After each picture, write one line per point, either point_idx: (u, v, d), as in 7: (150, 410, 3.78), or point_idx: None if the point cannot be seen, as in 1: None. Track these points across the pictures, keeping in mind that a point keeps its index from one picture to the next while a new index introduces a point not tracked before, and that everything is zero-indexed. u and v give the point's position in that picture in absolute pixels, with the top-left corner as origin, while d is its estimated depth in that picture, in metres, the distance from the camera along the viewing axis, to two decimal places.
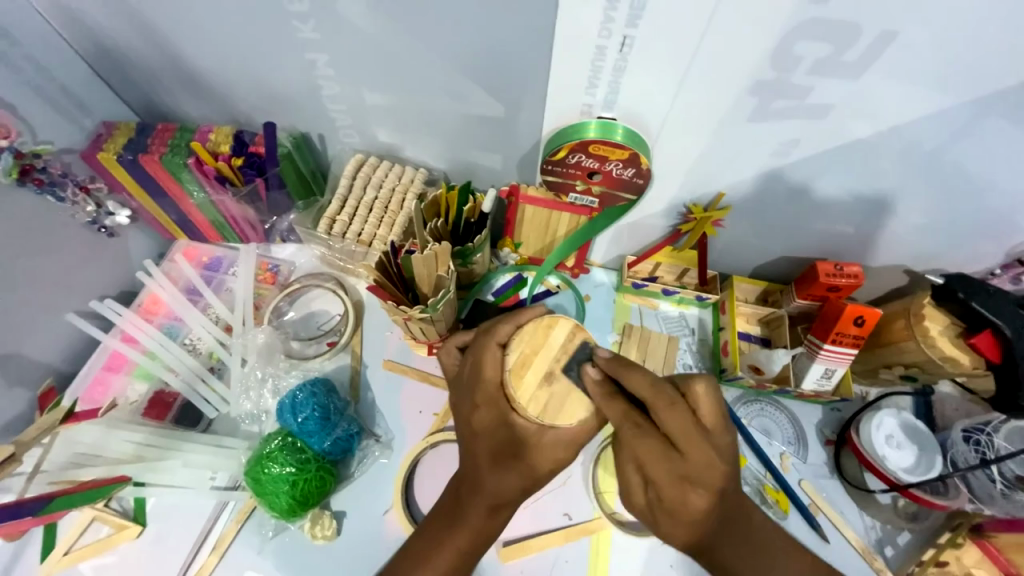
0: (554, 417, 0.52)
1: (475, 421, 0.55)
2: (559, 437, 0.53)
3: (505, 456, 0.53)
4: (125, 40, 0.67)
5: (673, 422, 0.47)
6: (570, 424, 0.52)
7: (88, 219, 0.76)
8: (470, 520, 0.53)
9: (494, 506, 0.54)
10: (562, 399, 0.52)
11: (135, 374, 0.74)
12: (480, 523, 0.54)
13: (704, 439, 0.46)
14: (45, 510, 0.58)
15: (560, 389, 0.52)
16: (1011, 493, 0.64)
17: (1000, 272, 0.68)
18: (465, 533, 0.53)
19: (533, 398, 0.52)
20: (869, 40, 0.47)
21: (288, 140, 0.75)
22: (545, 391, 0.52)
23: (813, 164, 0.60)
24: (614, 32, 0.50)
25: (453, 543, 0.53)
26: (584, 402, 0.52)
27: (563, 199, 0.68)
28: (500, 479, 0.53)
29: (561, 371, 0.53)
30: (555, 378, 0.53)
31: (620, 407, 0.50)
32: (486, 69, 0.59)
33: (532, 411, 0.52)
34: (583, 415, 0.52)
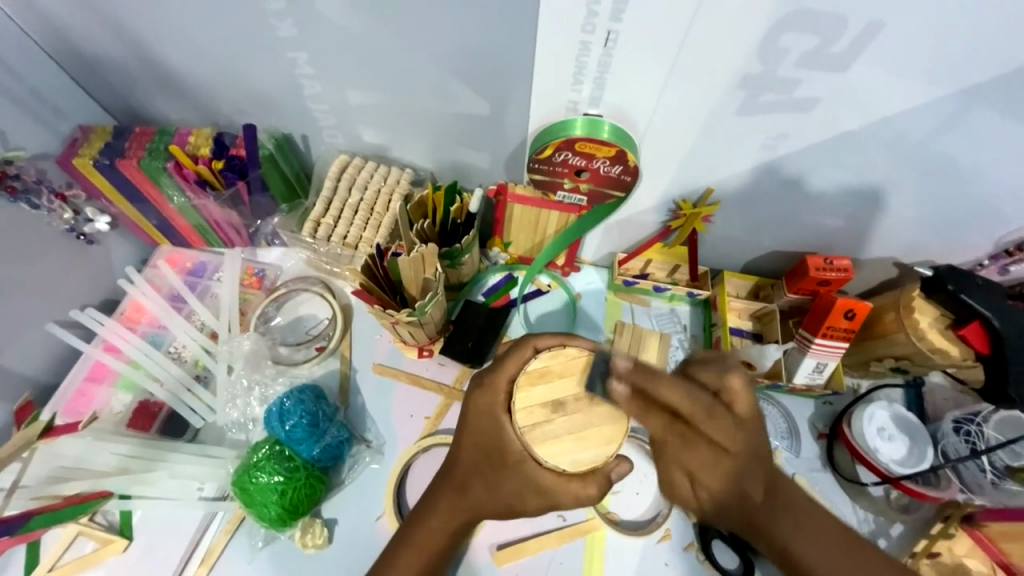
0: (538, 443, 0.47)
1: (467, 420, 0.53)
2: (533, 476, 0.48)
3: (479, 469, 0.53)
4: (98, 41, 0.65)
5: (715, 422, 0.50)
6: (547, 467, 0.47)
7: (66, 226, 0.74)
8: (434, 521, 0.55)
9: (453, 515, 0.55)
10: (559, 433, 0.48)
11: (119, 384, 0.73)
12: (440, 527, 0.55)
13: (743, 425, 0.52)
14: (26, 527, 0.58)
15: (562, 424, 0.48)
16: (1000, 483, 0.64)
17: (988, 263, 0.68)
18: (425, 535, 0.55)
19: (530, 410, 0.48)
20: (855, 32, 0.46)
21: (270, 142, 0.73)
22: (546, 413, 0.48)
23: (801, 158, 0.59)
24: (598, 26, 0.49)
25: (414, 542, 0.55)
26: (588, 445, 0.47)
27: (552, 198, 0.67)
28: (469, 485, 0.54)
29: (574, 405, 0.48)
30: (563, 409, 0.48)
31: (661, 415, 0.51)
32: (471, 66, 0.58)
33: (523, 427, 0.48)
34: (573, 457, 0.47)
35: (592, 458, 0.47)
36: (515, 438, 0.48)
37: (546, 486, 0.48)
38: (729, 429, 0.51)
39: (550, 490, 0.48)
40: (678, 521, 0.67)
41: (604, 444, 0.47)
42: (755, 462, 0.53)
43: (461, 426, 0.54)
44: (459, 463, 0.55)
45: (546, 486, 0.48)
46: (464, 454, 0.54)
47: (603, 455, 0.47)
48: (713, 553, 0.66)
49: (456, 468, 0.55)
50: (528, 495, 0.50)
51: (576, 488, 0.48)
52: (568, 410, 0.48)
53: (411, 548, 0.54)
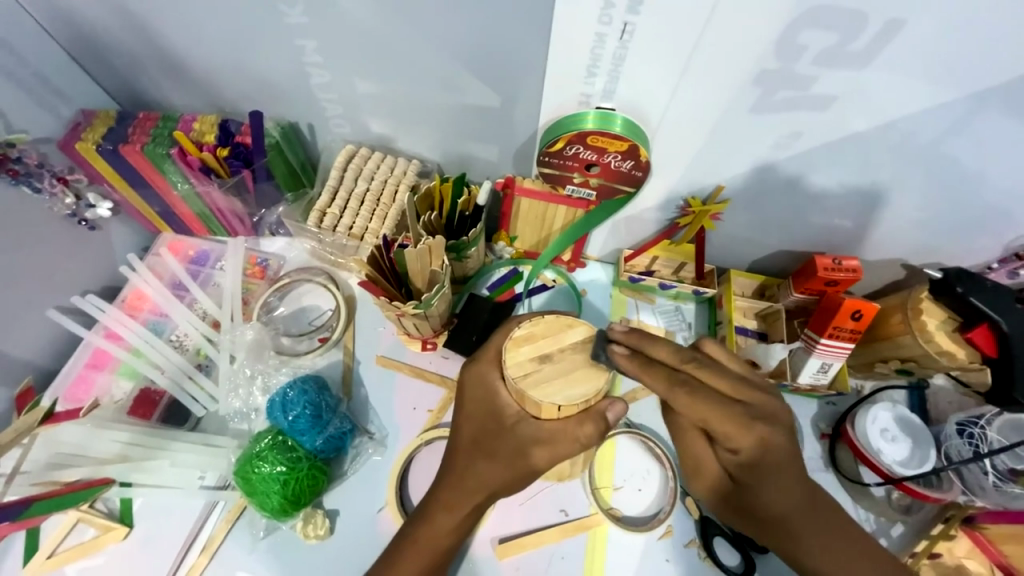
0: (531, 387, 0.47)
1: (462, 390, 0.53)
2: (529, 431, 0.49)
3: (477, 444, 0.54)
4: (102, 23, 0.64)
5: (738, 400, 0.49)
6: (541, 412, 0.47)
7: (67, 212, 0.73)
8: (436, 520, 0.54)
9: (456, 503, 0.54)
10: (550, 378, 0.47)
11: (120, 371, 0.72)
12: (444, 521, 0.54)
13: (771, 409, 0.50)
14: (23, 514, 0.57)
15: (550, 370, 0.47)
16: (1002, 486, 0.64)
17: (997, 267, 0.68)
18: (429, 529, 0.54)
19: (520, 363, 0.48)
20: (875, 30, 0.45)
21: (276, 130, 0.72)
22: (534, 364, 0.48)
23: (814, 157, 0.59)
24: (614, 18, 0.48)
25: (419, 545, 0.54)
26: (578, 383, 0.47)
27: (560, 192, 0.67)
28: (471, 467, 0.54)
29: (560, 355, 0.48)
30: (550, 358, 0.48)
31: (671, 377, 0.48)
32: (482, 57, 0.57)
33: (513, 375, 0.47)
34: (565, 395, 0.47)
35: (583, 394, 0.47)
36: (507, 394, 0.49)
37: (545, 434, 0.48)
38: (742, 418, 0.48)
39: (551, 438, 0.49)
40: (680, 518, 0.67)
41: (595, 379, 0.47)
42: (783, 448, 0.50)
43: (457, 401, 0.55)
44: (458, 444, 0.55)
45: (547, 434, 0.48)
46: (464, 428, 0.54)
47: (594, 390, 0.47)
48: (715, 550, 0.66)
49: (455, 455, 0.55)
50: (531, 456, 0.50)
51: (574, 429, 0.48)
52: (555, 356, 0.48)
53: (413, 549, 0.54)
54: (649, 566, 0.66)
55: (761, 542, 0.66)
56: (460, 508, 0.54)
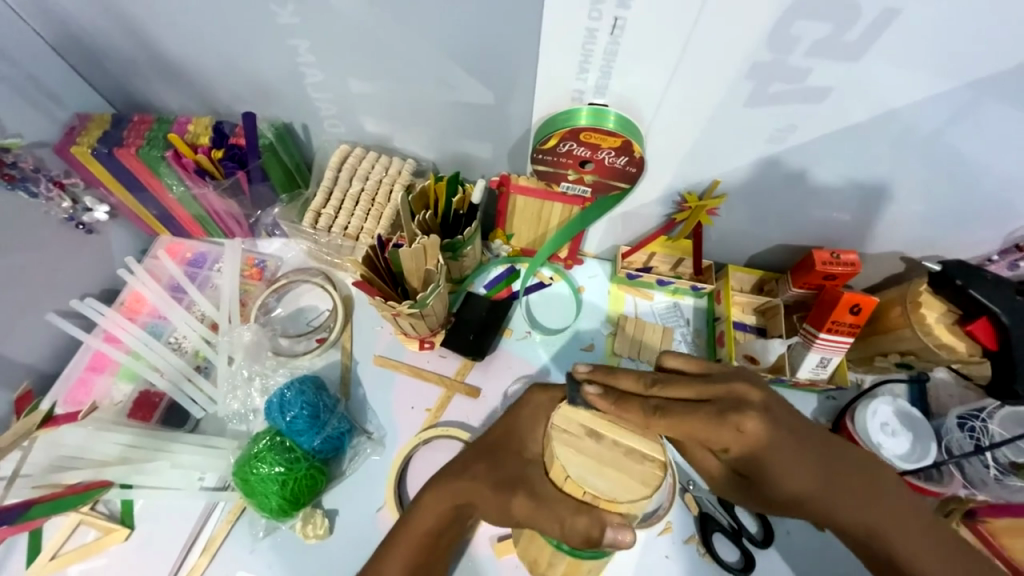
0: (561, 446, 0.46)
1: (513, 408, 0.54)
2: (532, 476, 0.48)
3: (493, 452, 0.53)
4: (96, 27, 0.64)
5: (702, 400, 0.49)
6: (554, 470, 0.46)
7: (65, 215, 0.73)
8: (414, 518, 0.54)
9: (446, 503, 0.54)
10: (582, 453, 0.46)
11: (119, 374, 0.73)
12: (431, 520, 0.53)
13: (735, 391, 0.49)
14: (24, 517, 0.57)
15: (591, 449, 0.46)
16: (1004, 479, 0.63)
17: (997, 259, 0.67)
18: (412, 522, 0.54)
19: (570, 420, 0.47)
20: (870, 19, 0.45)
21: (270, 131, 0.72)
22: (578, 432, 0.46)
23: (809, 151, 0.58)
24: (605, 13, 0.47)
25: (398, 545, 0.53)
26: (605, 478, 0.44)
27: (555, 189, 0.66)
28: (472, 467, 0.54)
29: (609, 444, 0.46)
30: (598, 435, 0.46)
31: (642, 405, 0.47)
32: (474, 53, 0.57)
33: (554, 433, 0.46)
34: (585, 476, 0.45)
35: (597, 489, 0.44)
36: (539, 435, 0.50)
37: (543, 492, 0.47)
38: (712, 414, 0.48)
39: (541, 500, 0.47)
40: (679, 513, 0.67)
41: (621, 491, 0.44)
42: (766, 436, 0.47)
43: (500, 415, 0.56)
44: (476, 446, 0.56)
45: (541, 494, 0.47)
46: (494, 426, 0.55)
47: (609, 495, 0.44)
48: (714, 546, 0.66)
49: (468, 450, 0.56)
50: (513, 498, 0.49)
51: (566, 512, 0.45)
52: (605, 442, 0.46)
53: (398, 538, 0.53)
54: (647, 561, 0.66)
55: (760, 538, 0.66)
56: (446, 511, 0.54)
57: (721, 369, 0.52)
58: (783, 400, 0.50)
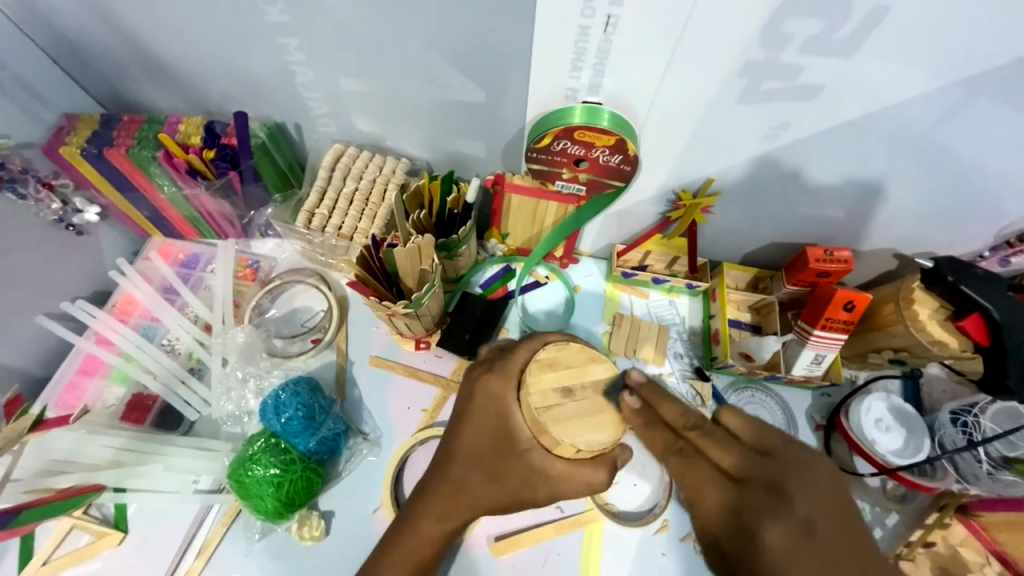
0: (552, 423, 0.45)
1: (471, 401, 0.51)
2: (540, 462, 0.47)
3: (479, 457, 0.52)
4: (83, 26, 0.63)
5: (733, 476, 0.44)
6: (563, 451, 0.45)
7: (54, 217, 0.72)
8: (422, 527, 0.54)
9: (447, 515, 0.54)
10: (573, 418, 0.45)
11: (112, 376, 0.72)
12: (433, 533, 0.54)
13: (784, 477, 0.43)
14: (15, 522, 0.57)
15: (573, 408, 0.45)
16: (997, 474, 0.64)
17: (988, 255, 0.68)
18: (416, 539, 0.54)
19: (544, 392, 0.46)
20: (861, 17, 0.45)
21: (262, 130, 0.72)
22: (557, 399, 0.46)
23: (800, 149, 0.58)
24: (598, 11, 0.47)
25: (404, 547, 0.54)
26: (598, 428, 0.45)
27: (550, 188, 0.66)
28: (468, 479, 0.53)
29: (582, 393, 0.46)
30: (573, 395, 0.46)
31: (670, 443, 0.47)
32: (467, 52, 0.57)
33: (530, 403, 0.46)
34: (588, 439, 0.45)
35: (596, 441, 0.45)
36: (521, 419, 0.47)
37: (555, 473, 0.47)
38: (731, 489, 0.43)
39: (560, 477, 0.47)
40: (676, 511, 0.68)
41: (616, 427, 0.45)
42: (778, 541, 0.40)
43: (460, 414, 0.53)
44: (456, 458, 0.53)
45: (555, 472, 0.47)
46: (467, 439, 0.52)
47: (611, 440, 0.45)
48: None
49: (454, 463, 0.53)
50: (537, 488, 0.49)
51: (586, 473, 0.47)
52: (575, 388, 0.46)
53: (394, 558, 0.53)
54: (644, 559, 0.66)
55: None
56: (451, 520, 0.54)
57: (785, 448, 0.44)
58: (839, 524, 0.40)
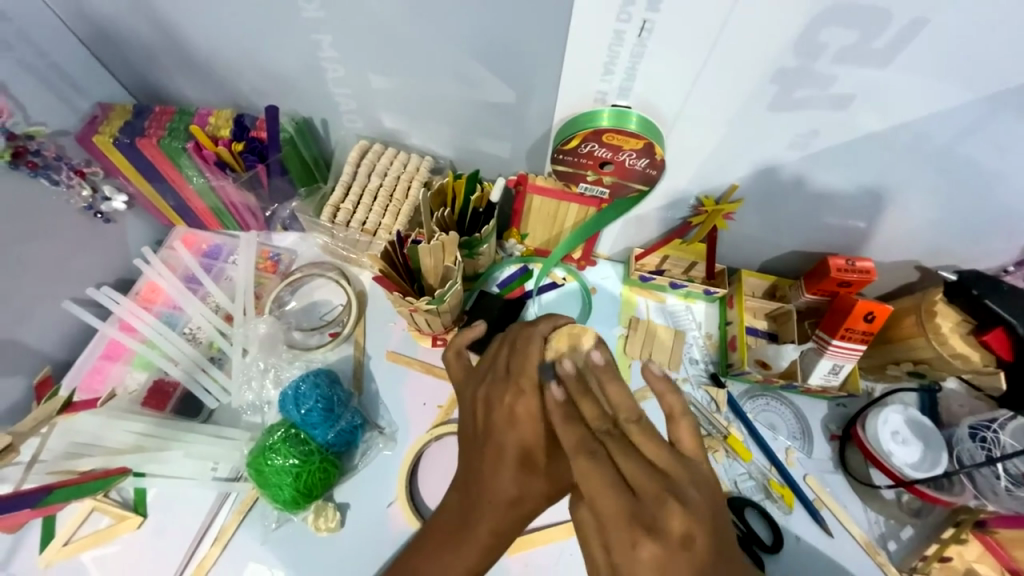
0: None
1: (509, 424, 0.48)
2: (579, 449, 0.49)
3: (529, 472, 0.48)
4: (122, 19, 0.65)
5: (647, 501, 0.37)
6: None
7: (84, 204, 0.73)
8: (477, 536, 0.50)
9: (504, 527, 0.50)
10: None
11: (134, 362, 0.73)
12: (490, 540, 0.50)
13: (670, 492, 0.37)
14: (44, 502, 0.56)
15: None
16: (1016, 490, 0.64)
17: (1013, 270, 0.67)
18: (471, 547, 0.50)
19: None
20: (899, 28, 0.45)
21: (290, 125, 0.73)
22: None
23: (831, 157, 0.58)
24: (633, 15, 0.48)
25: (460, 558, 0.50)
26: None
27: (573, 189, 0.67)
28: (523, 493, 0.48)
29: None
30: None
31: (583, 442, 0.41)
32: (498, 54, 0.57)
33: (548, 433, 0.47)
34: None
35: None
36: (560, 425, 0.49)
37: None
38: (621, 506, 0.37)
39: None
40: None
41: None
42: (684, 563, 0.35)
43: (495, 434, 0.49)
44: (503, 471, 0.49)
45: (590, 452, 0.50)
46: (508, 451, 0.48)
47: None
48: None
49: (501, 470, 0.49)
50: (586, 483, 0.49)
51: None
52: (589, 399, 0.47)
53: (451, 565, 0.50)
54: None
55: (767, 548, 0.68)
56: (509, 532, 0.50)
57: (683, 471, 0.39)
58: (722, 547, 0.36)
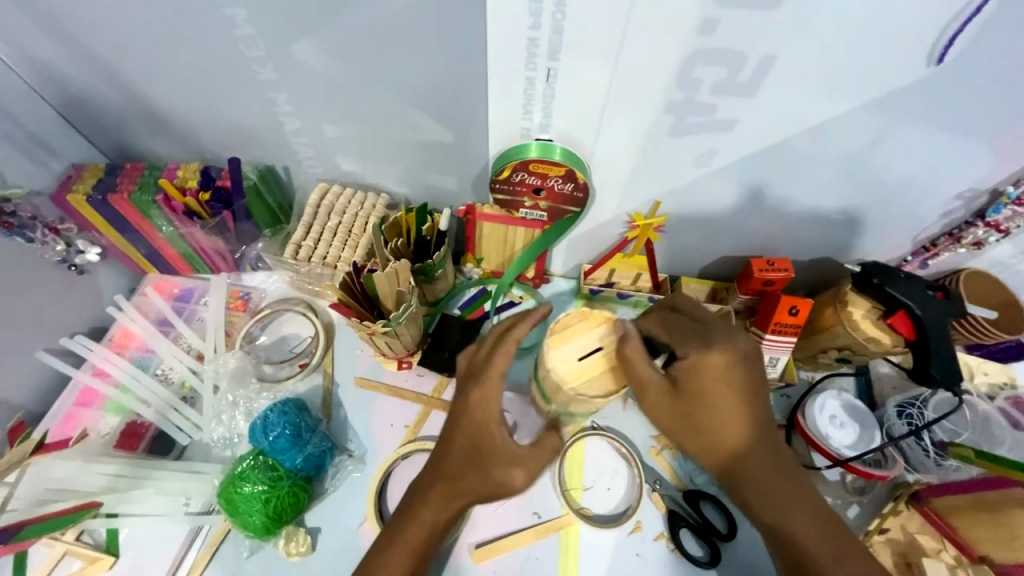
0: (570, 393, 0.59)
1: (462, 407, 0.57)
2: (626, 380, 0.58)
3: (470, 458, 0.57)
4: (92, 88, 0.71)
5: (726, 398, 0.58)
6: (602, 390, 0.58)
7: (58, 258, 0.77)
8: (425, 517, 0.58)
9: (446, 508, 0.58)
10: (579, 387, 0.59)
11: (107, 407, 0.76)
12: (432, 521, 0.58)
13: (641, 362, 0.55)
14: (15, 537, 0.61)
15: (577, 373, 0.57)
16: (942, 461, 0.70)
17: (911, 259, 0.77)
18: (417, 529, 0.58)
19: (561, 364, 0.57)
20: (754, 64, 0.53)
21: (254, 173, 0.79)
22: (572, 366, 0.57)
23: (731, 171, 0.66)
24: (539, 65, 0.56)
25: (403, 539, 0.58)
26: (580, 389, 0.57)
27: (516, 215, 0.73)
28: (456, 474, 0.57)
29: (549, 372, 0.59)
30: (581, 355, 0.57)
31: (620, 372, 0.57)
32: (432, 101, 0.65)
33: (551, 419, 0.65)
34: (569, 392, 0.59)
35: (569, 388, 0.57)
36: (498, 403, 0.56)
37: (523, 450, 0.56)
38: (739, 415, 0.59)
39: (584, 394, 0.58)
40: (647, 512, 0.71)
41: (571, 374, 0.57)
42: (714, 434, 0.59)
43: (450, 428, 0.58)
44: (450, 455, 0.58)
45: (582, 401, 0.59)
46: (457, 438, 0.57)
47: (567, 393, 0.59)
48: (681, 541, 0.70)
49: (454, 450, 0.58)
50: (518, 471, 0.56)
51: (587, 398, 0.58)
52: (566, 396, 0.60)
53: (400, 547, 0.57)
54: (620, 560, 0.69)
55: (706, 561, 0.69)
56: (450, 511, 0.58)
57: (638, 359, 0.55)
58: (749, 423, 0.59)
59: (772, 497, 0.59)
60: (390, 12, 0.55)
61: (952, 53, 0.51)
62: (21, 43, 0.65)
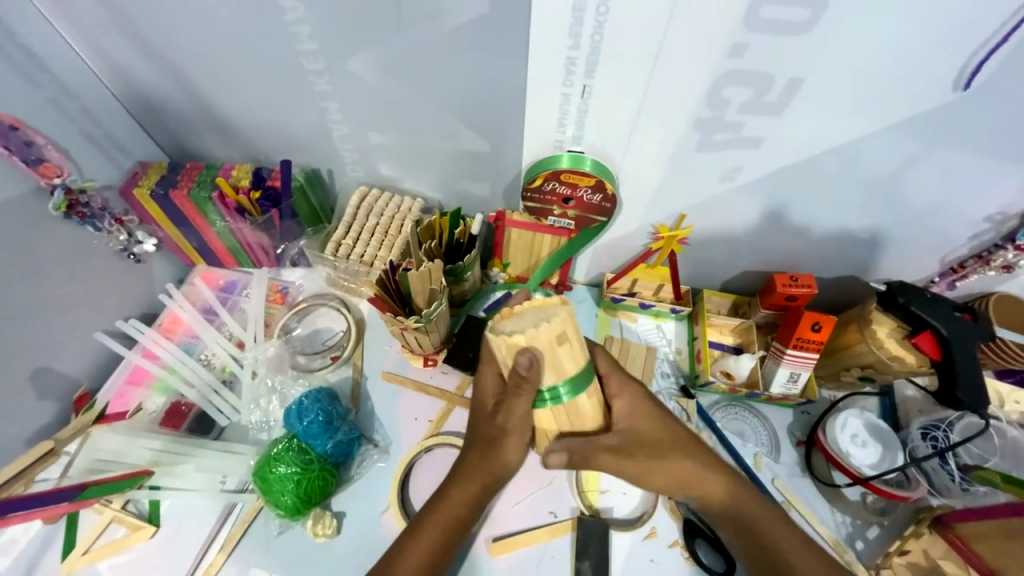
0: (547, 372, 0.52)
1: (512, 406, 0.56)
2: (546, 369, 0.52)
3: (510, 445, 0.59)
4: (163, 92, 0.78)
5: (683, 436, 0.64)
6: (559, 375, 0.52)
7: (119, 247, 0.84)
8: (456, 494, 0.61)
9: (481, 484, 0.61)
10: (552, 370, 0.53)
11: (154, 387, 0.81)
12: (471, 496, 0.61)
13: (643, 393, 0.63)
14: (80, 496, 0.67)
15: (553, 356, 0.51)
16: (968, 487, 0.71)
17: (938, 280, 0.77)
18: (448, 506, 0.61)
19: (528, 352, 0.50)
20: (782, 86, 0.56)
21: (301, 175, 0.85)
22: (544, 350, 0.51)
23: (757, 187, 0.68)
24: (575, 82, 0.60)
25: (438, 517, 0.61)
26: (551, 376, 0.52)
27: (543, 222, 0.77)
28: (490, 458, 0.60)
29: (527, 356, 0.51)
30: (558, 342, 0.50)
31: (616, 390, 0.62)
32: (471, 112, 0.69)
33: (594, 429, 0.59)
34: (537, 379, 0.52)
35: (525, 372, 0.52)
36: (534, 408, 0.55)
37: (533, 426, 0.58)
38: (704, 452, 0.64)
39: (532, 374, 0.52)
40: (663, 520, 0.72)
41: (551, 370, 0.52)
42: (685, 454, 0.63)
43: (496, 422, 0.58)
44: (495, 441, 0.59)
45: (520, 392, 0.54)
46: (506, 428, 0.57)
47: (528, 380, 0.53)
48: (696, 551, 0.70)
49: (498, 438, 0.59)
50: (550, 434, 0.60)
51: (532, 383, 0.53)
52: (564, 396, 0.53)
53: (430, 522, 0.60)
54: (635, 564, 0.70)
55: (721, 571, 0.69)
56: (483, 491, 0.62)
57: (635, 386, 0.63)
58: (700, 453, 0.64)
59: (759, 522, 0.62)
60: (439, 31, 0.60)
61: (979, 79, 0.52)
62: (107, 51, 0.72)
